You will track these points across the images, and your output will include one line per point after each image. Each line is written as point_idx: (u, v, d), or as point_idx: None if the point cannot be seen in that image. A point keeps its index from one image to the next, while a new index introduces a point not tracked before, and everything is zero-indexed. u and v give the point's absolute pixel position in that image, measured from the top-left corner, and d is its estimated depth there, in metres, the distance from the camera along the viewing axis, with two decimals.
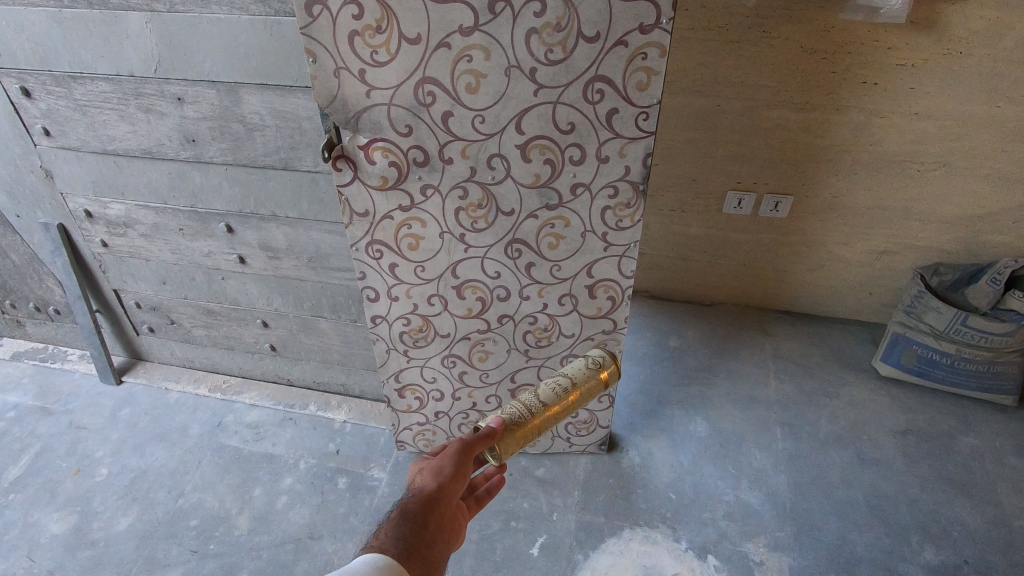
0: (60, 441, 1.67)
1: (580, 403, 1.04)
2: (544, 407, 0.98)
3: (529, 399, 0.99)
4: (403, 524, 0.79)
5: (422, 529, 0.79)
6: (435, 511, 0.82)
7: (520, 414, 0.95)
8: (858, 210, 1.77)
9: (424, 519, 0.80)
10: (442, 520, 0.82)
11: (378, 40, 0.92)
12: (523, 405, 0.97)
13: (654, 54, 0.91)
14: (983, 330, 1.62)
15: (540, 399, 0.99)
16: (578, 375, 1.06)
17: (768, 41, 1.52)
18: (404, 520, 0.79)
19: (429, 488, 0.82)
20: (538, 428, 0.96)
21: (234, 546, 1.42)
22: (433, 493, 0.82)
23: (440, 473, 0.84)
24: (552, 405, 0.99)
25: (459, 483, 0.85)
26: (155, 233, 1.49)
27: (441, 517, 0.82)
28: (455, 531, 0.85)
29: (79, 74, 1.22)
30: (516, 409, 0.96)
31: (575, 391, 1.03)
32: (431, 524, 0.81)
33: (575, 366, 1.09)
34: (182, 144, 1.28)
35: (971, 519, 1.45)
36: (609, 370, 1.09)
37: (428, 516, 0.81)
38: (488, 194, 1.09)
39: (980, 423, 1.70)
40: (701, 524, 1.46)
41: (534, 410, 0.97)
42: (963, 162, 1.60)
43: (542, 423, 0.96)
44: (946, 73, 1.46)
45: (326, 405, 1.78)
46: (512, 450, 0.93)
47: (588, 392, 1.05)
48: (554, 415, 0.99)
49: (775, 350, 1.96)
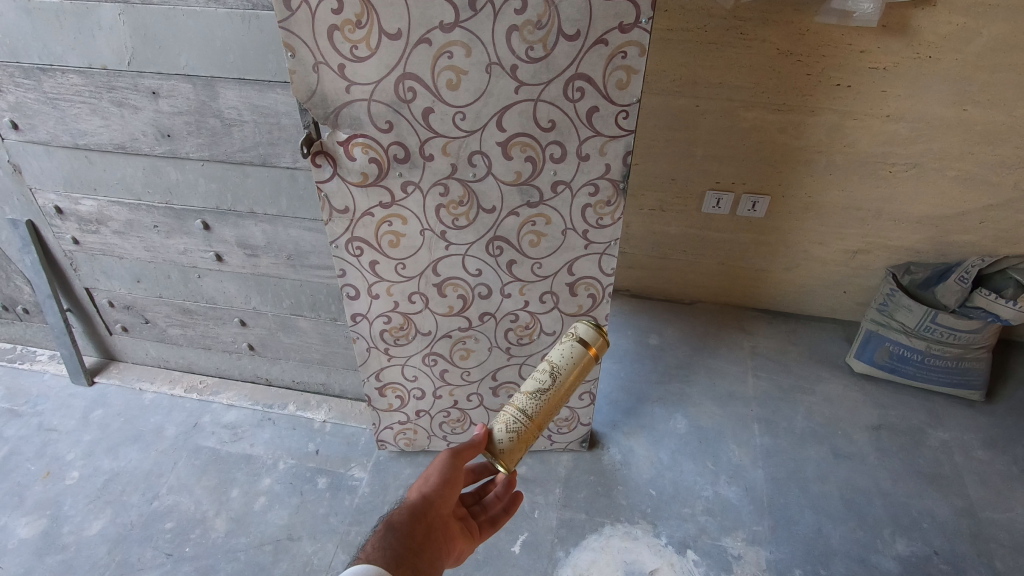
0: (29, 443, 1.62)
1: (576, 384, 0.95)
2: (537, 410, 0.92)
3: (522, 403, 0.93)
4: (389, 534, 0.85)
5: (408, 539, 0.85)
6: (422, 521, 0.88)
7: (516, 424, 0.91)
8: (833, 210, 1.80)
9: (410, 530, 0.86)
10: (428, 530, 0.88)
11: (358, 35, 0.92)
12: (516, 413, 0.92)
13: (634, 53, 0.92)
14: (952, 327, 1.68)
15: (533, 399, 0.93)
16: (567, 362, 0.93)
17: (745, 43, 1.54)
18: (390, 531, 0.86)
19: (416, 499, 0.90)
20: (536, 429, 0.93)
21: (211, 548, 1.40)
22: (420, 503, 0.89)
23: (426, 484, 0.91)
24: (546, 401, 0.93)
25: (449, 490, 0.91)
26: (128, 230, 1.46)
27: (428, 527, 0.88)
28: (445, 540, 0.90)
29: (49, 66, 1.19)
30: (510, 419, 0.92)
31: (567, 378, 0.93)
32: (418, 533, 0.87)
33: (564, 348, 0.95)
34: (157, 139, 1.26)
35: (941, 511, 1.49)
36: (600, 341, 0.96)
37: (413, 526, 0.87)
38: (469, 191, 1.09)
39: (950, 418, 1.74)
40: (680, 519, 1.48)
41: (529, 415, 0.92)
42: (933, 164, 1.65)
43: (538, 424, 0.93)
44: (917, 77, 1.50)
45: (306, 405, 1.76)
46: (516, 457, 0.93)
47: (581, 375, 0.94)
48: (549, 409, 0.94)
49: (753, 348, 1.99)
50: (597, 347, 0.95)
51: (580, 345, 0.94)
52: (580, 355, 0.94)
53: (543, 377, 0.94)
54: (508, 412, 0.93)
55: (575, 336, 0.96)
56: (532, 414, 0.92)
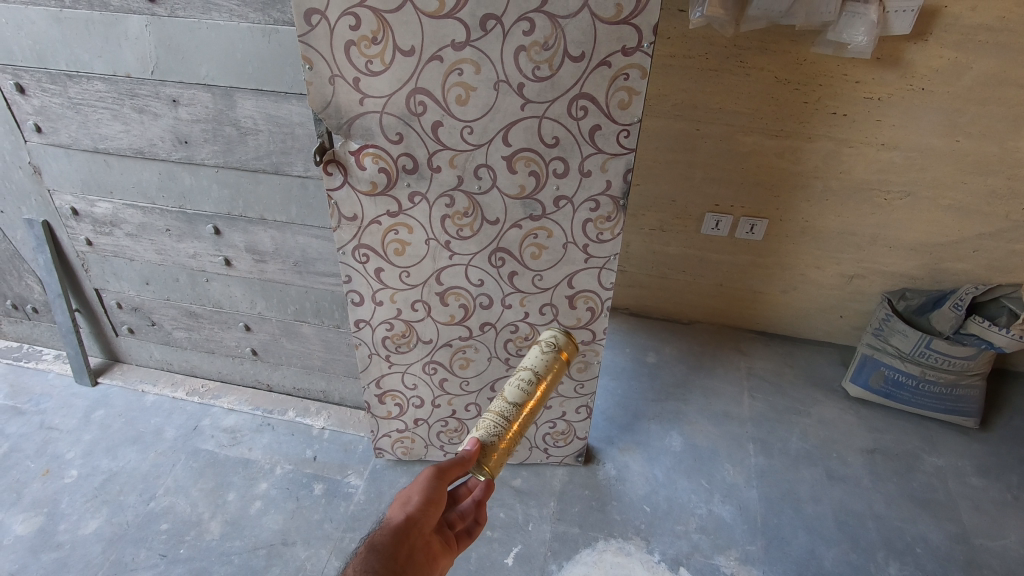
0: (29, 441, 1.64)
1: (551, 389, 1.00)
2: (513, 413, 0.96)
3: (499, 407, 0.97)
4: (371, 556, 0.86)
5: (390, 560, 0.86)
6: (405, 541, 0.89)
7: (495, 428, 0.95)
8: (829, 234, 1.84)
9: (392, 551, 0.87)
10: (411, 550, 0.89)
11: (373, 50, 0.97)
12: (495, 418, 0.96)
13: (635, 75, 0.96)
14: (946, 353, 1.70)
15: (511, 404, 0.97)
16: (541, 366, 0.99)
17: (744, 71, 1.60)
18: (373, 553, 0.86)
19: (399, 519, 0.90)
20: (516, 432, 0.96)
21: (204, 550, 1.40)
22: (404, 523, 0.90)
23: (410, 503, 0.92)
24: (524, 406, 0.97)
25: (431, 509, 0.93)
26: (141, 233, 1.50)
27: (411, 547, 0.89)
28: (427, 558, 0.92)
29: (76, 73, 1.24)
30: (490, 424, 0.95)
31: (542, 382, 0.99)
32: (401, 554, 0.88)
33: (535, 354, 1.02)
34: (174, 145, 1.30)
35: (934, 536, 1.49)
36: (569, 350, 1.03)
37: (397, 547, 0.87)
38: (474, 203, 1.13)
39: (944, 444, 1.75)
40: (674, 536, 1.48)
41: (507, 419, 0.96)
42: (926, 193, 1.69)
43: (517, 428, 0.96)
44: (910, 107, 1.55)
45: (305, 411, 1.77)
46: (498, 462, 0.94)
47: (553, 379, 1.00)
48: (528, 413, 0.98)
49: (749, 368, 2.01)
50: (568, 353, 1.03)
51: (554, 351, 1.01)
52: (553, 358, 1.01)
53: (520, 383, 0.98)
54: (487, 420, 0.96)
55: (545, 340, 1.03)
56: (511, 419, 0.96)
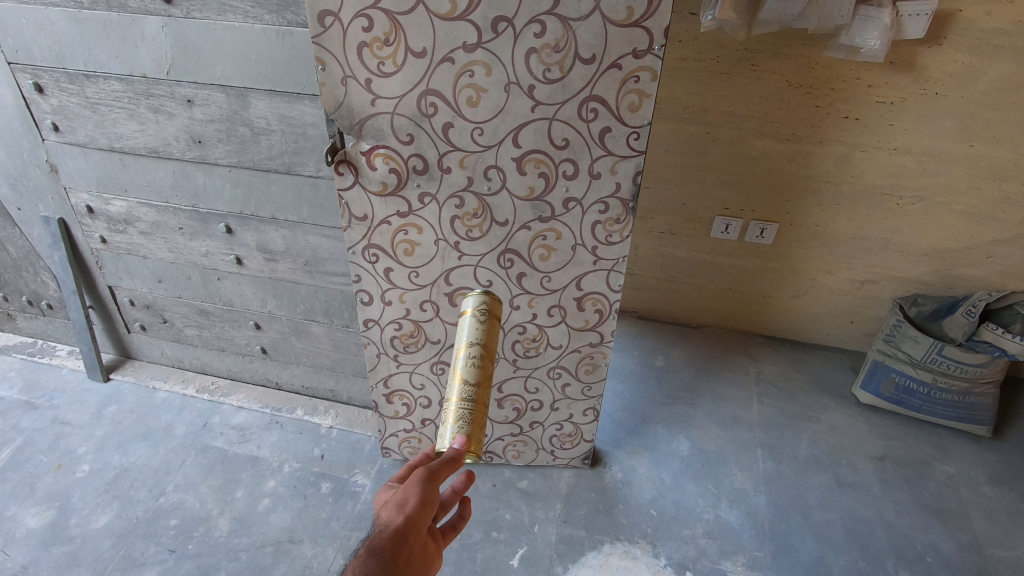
0: (42, 436, 1.66)
1: (494, 351, 1.09)
2: (475, 389, 1.03)
3: (460, 393, 1.02)
4: (371, 561, 0.79)
5: (393, 564, 0.80)
6: (405, 545, 0.83)
7: (466, 412, 1.00)
8: (840, 238, 1.83)
9: (394, 555, 0.81)
10: (411, 554, 0.83)
11: (386, 52, 0.98)
12: (462, 403, 1.00)
13: (646, 78, 0.96)
14: (958, 360, 1.67)
15: (467, 383, 1.03)
16: (478, 335, 1.07)
17: (756, 74, 1.59)
18: (373, 556, 0.80)
19: (398, 522, 0.84)
20: (484, 405, 1.03)
21: (213, 547, 1.41)
22: (403, 525, 0.84)
23: (406, 505, 0.86)
24: (479, 378, 1.04)
25: (426, 510, 0.88)
26: (154, 231, 1.52)
27: (410, 550, 0.84)
28: (424, 562, 0.86)
29: (93, 73, 1.26)
30: (460, 411, 1.00)
31: (485, 348, 1.07)
32: (401, 557, 0.82)
33: (469, 326, 1.09)
34: (188, 145, 1.32)
35: (945, 545, 1.48)
36: (496, 307, 1.12)
37: (398, 551, 0.82)
38: (484, 204, 1.13)
39: (956, 452, 1.73)
40: (680, 541, 1.47)
41: (472, 398, 1.01)
42: (939, 198, 1.67)
43: (483, 402, 1.02)
44: (923, 112, 1.54)
45: (313, 410, 1.78)
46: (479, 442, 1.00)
47: (493, 341, 1.09)
48: (486, 385, 1.05)
49: (758, 373, 2.00)
50: (494, 310, 1.12)
51: (484, 316, 1.09)
52: (485, 322, 1.09)
53: (466, 358, 1.05)
54: (454, 408, 1.01)
55: (473, 311, 1.10)
56: (476, 397, 1.02)
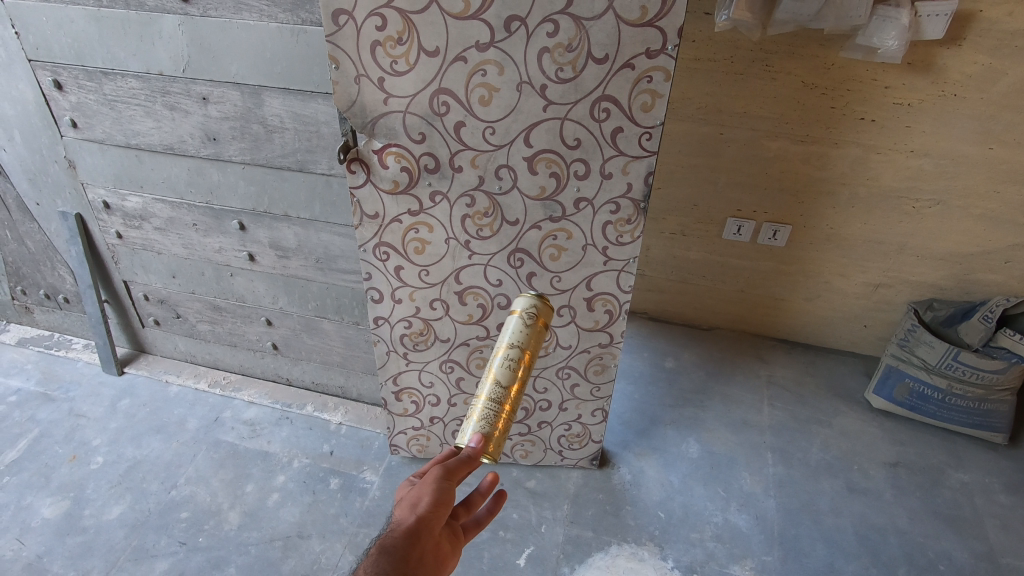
0: (58, 427, 1.69)
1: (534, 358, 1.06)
2: (504, 392, 1.00)
3: (489, 393, 1.00)
4: (382, 559, 0.80)
5: (404, 563, 0.80)
6: (416, 544, 0.82)
7: (491, 412, 0.99)
8: (855, 241, 1.80)
9: (405, 553, 0.81)
10: (423, 553, 0.83)
11: (399, 51, 0.98)
12: (489, 402, 0.99)
13: (659, 78, 0.96)
14: (974, 366, 1.64)
15: (497, 385, 1.00)
16: (521, 339, 1.04)
17: (771, 74, 1.58)
18: (384, 555, 0.80)
19: (411, 520, 0.84)
20: (510, 410, 1.01)
21: (223, 540, 1.43)
22: (416, 524, 0.84)
23: (419, 505, 0.86)
24: (511, 383, 1.02)
25: (440, 510, 0.87)
26: (169, 227, 1.54)
27: (422, 549, 0.83)
28: (438, 562, 0.85)
29: (112, 71, 1.27)
30: (484, 411, 0.99)
31: (526, 353, 1.04)
32: (413, 556, 0.81)
33: (516, 326, 1.06)
34: (203, 142, 1.33)
35: (959, 553, 1.45)
36: (547, 312, 1.09)
37: (409, 550, 0.81)
38: (495, 203, 1.14)
39: (971, 459, 1.71)
40: (688, 544, 1.46)
41: (499, 400, 1.00)
42: (957, 202, 1.65)
43: (508, 407, 1.00)
44: (942, 114, 1.52)
45: (323, 406, 1.79)
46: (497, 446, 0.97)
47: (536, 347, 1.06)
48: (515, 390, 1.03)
49: (769, 376, 1.98)
50: (544, 316, 1.08)
51: (531, 319, 1.06)
52: (531, 326, 1.06)
53: (504, 360, 1.03)
54: (479, 407, 1.00)
55: (520, 312, 1.08)
56: (501, 401, 1.00)
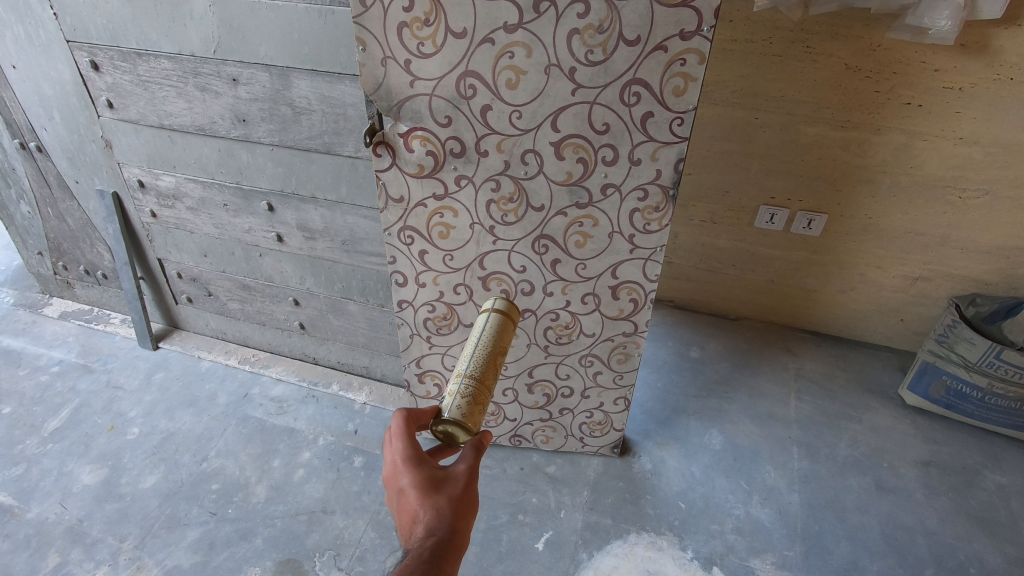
0: (97, 398, 1.76)
1: (506, 347, 1.10)
2: (482, 371, 1.02)
3: (467, 370, 1.01)
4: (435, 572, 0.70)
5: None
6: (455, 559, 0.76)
7: (471, 388, 0.98)
8: (894, 232, 1.73)
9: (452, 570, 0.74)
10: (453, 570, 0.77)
11: (425, 32, 0.97)
12: (467, 378, 0.99)
13: (693, 60, 0.92)
14: (1017, 366, 1.55)
15: (473, 363, 1.02)
16: (495, 327, 1.11)
17: (812, 56, 1.51)
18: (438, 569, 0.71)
19: (458, 535, 0.77)
20: (488, 388, 1.01)
21: (250, 512, 1.47)
22: (460, 540, 0.77)
23: (462, 516, 0.79)
24: (487, 362, 1.03)
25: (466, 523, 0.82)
26: (200, 207, 1.57)
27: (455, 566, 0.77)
28: None
29: (145, 52, 1.29)
30: (465, 386, 0.98)
31: (499, 340, 1.09)
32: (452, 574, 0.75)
33: (489, 319, 1.12)
34: (233, 123, 1.35)
35: (991, 557, 1.41)
36: (514, 310, 1.17)
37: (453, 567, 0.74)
38: (520, 188, 1.12)
39: (1008, 461, 1.65)
40: (708, 535, 1.45)
41: (477, 378, 1.00)
42: (1007, 192, 1.56)
43: (487, 385, 1.01)
44: (995, 100, 1.43)
45: (348, 386, 1.83)
46: (475, 422, 0.96)
47: (507, 335, 1.12)
48: (492, 370, 1.04)
49: (798, 369, 1.94)
50: (512, 312, 1.16)
51: (502, 313, 1.14)
52: (502, 317, 1.13)
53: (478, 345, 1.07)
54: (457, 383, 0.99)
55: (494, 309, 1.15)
56: (479, 378, 1.00)
